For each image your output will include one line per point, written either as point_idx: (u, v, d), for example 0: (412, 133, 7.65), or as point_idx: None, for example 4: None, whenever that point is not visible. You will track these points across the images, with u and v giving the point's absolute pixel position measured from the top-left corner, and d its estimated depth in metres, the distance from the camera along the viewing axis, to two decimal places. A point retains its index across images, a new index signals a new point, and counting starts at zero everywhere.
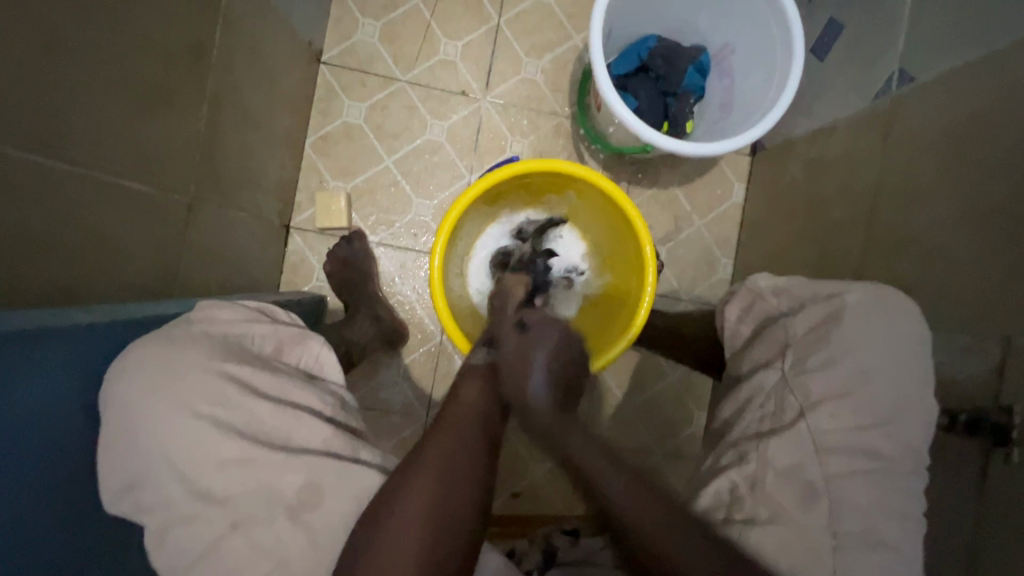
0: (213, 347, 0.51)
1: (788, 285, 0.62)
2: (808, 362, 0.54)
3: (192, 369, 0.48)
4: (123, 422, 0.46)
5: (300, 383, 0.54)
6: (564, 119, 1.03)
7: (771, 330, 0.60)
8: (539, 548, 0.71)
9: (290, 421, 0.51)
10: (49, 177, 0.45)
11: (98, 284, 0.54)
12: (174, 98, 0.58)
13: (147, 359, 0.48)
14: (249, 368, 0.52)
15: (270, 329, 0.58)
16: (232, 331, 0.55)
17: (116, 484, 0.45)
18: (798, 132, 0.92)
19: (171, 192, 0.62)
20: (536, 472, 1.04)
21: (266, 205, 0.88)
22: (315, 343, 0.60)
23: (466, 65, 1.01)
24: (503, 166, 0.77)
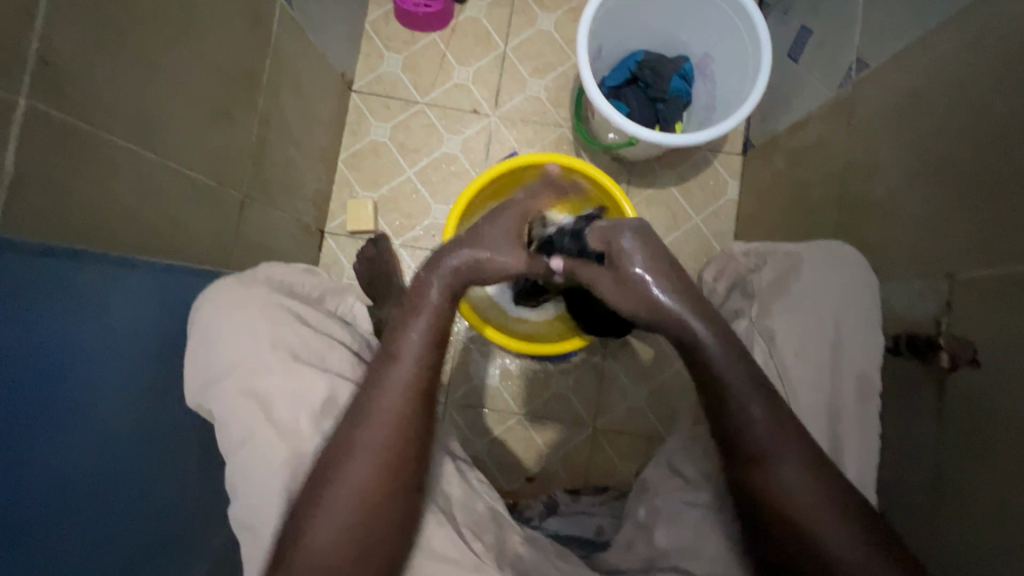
0: (270, 286, 0.65)
1: (757, 247, 0.72)
2: (774, 311, 0.63)
3: (256, 298, 0.61)
4: (204, 328, 0.59)
5: (337, 322, 0.67)
6: (566, 129, 1.14)
7: (742, 286, 0.69)
8: (541, 501, 0.84)
9: (327, 345, 0.62)
10: (139, 162, 0.58)
11: (175, 252, 0.66)
12: (232, 110, 0.72)
13: (213, 297, 0.60)
14: (299, 302, 0.65)
15: (317, 282, 0.73)
16: (287, 278, 0.70)
17: (195, 380, 0.58)
18: (780, 127, 1.00)
19: (228, 187, 0.75)
20: (549, 456, 1.09)
21: (305, 210, 1.02)
22: (349, 297, 0.75)
23: (477, 87, 1.15)
24: (495, 163, 0.87)
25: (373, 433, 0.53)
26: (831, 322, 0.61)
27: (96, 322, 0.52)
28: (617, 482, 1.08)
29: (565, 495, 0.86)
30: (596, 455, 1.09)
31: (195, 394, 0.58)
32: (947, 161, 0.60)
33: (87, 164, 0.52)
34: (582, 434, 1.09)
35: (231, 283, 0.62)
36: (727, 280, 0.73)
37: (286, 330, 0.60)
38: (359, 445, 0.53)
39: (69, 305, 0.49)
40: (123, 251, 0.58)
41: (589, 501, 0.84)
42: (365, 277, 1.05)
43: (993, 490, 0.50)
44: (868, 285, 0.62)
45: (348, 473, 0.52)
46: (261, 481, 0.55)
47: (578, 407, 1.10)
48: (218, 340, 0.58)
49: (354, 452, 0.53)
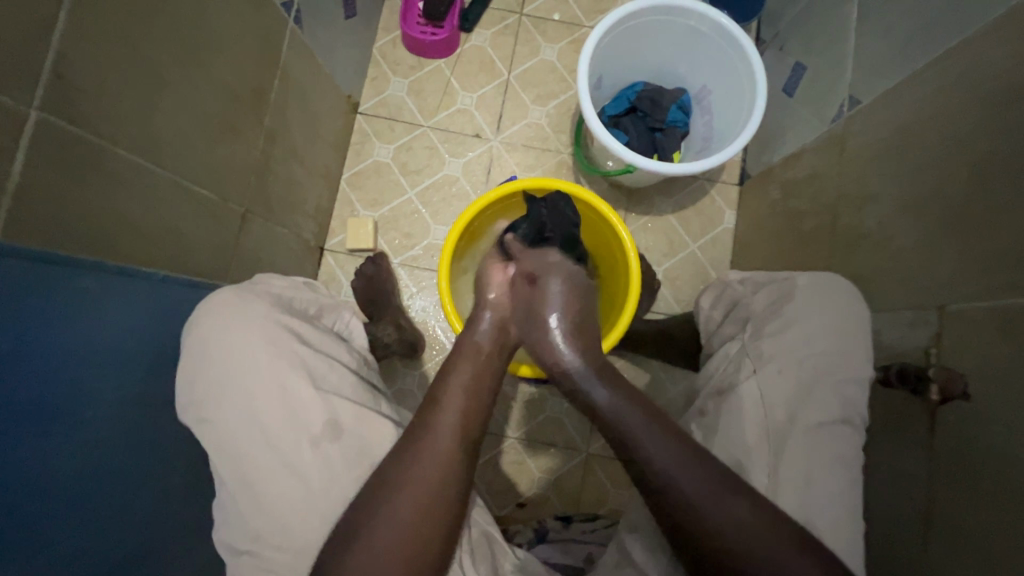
0: (271, 303, 0.65)
1: (750, 275, 0.75)
2: (763, 330, 0.65)
3: (257, 317, 0.61)
4: (201, 349, 0.58)
5: (335, 341, 0.67)
6: (565, 156, 1.17)
7: (737, 310, 0.72)
8: (532, 528, 0.83)
9: (325, 366, 0.62)
10: (145, 174, 0.59)
11: (170, 262, 0.66)
12: (238, 127, 0.74)
13: (216, 313, 0.60)
14: (296, 319, 0.64)
15: (314, 297, 0.73)
16: (287, 293, 0.69)
17: (189, 399, 0.58)
18: (775, 159, 1.02)
19: (230, 202, 0.77)
20: (541, 481, 1.07)
21: (305, 227, 1.03)
22: (345, 314, 0.76)
23: (480, 112, 1.18)
24: (454, 223, 0.88)
25: (419, 479, 0.54)
26: (825, 349, 0.61)
27: (80, 331, 0.51)
28: (609, 509, 1.06)
29: (556, 522, 0.85)
30: (588, 480, 1.07)
31: (187, 412, 0.58)
32: (937, 195, 0.61)
33: (93, 173, 0.53)
34: (575, 460, 1.08)
35: (238, 301, 0.62)
36: (725, 305, 0.76)
37: (292, 350, 0.60)
38: (402, 490, 0.53)
39: (53, 314, 0.48)
40: (114, 259, 0.57)
41: (581, 526, 0.83)
42: (361, 294, 1.06)
43: (985, 523, 0.49)
44: (855, 313, 0.63)
45: (385, 522, 0.51)
46: (258, 504, 0.55)
47: (572, 431, 1.09)
48: (221, 358, 0.58)
49: (403, 494, 0.53)
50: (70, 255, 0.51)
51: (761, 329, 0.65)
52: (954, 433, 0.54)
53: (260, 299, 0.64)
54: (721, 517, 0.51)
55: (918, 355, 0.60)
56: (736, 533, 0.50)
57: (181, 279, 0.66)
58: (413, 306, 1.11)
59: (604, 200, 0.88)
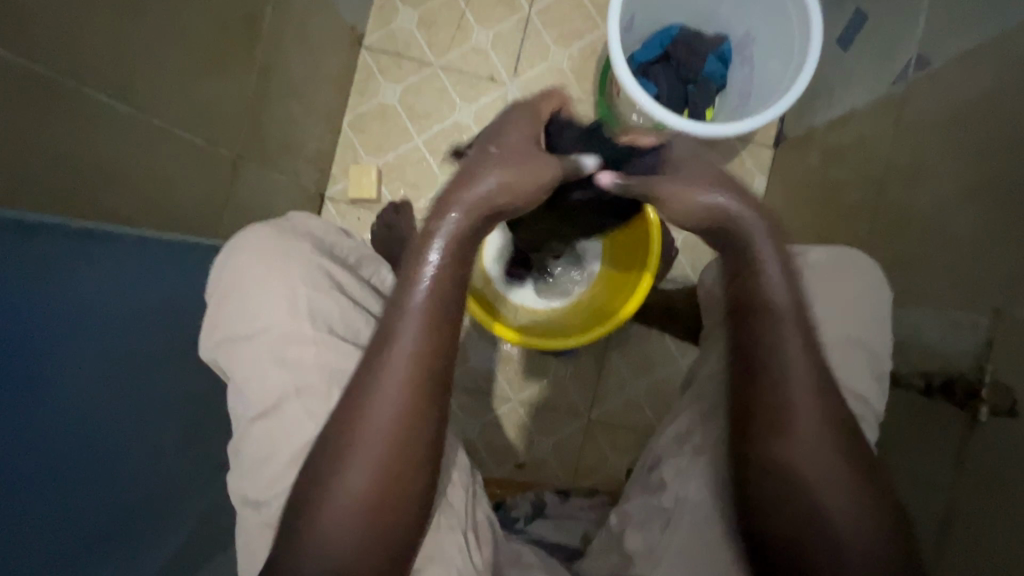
0: (312, 246, 0.59)
1: None
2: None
3: (297, 256, 0.56)
4: (234, 284, 0.55)
5: (371, 293, 0.62)
6: (586, 105, 1.07)
7: None
8: (529, 503, 0.82)
9: (361, 319, 0.57)
10: (118, 118, 0.53)
11: (148, 216, 0.60)
12: (227, 62, 0.66)
13: (257, 244, 0.56)
14: (337, 267, 0.59)
15: (355, 247, 0.67)
16: (326, 238, 0.64)
17: (220, 335, 0.54)
18: (819, 122, 0.93)
19: (220, 147, 0.70)
20: (541, 444, 1.06)
21: (304, 172, 0.96)
22: (383, 269, 0.69)
23: (496, 51, 1.07)
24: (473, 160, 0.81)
25: (383, 398, 0.47)
26: (841, 339, 0.55)
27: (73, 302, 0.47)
28: (607, 474, 1.06)
29: (554, 496, 0.85)
30: (588, 446, 1.06)
31: (212, 349, 0.55)
32: (1004, 180, 0.54)
33: (57, 115, 0.47)
34: (577, 425, 1.07)
35: (277, 235, 0.58)
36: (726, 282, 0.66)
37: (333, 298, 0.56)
38: (366, 407, 0.47)
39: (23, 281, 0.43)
40: (82, 218, 0.51)
41: (578, 502, 0.83)
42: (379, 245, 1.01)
43: (1013, 547, 0.46)
44: (876, 280, 0.57)
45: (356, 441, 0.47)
46: (262, 464, 0.51)
47: (574, 397, 1.07)
48: (257, 292, 0.54)
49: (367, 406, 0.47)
50: (53, 223, 0.45)
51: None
52: (995, 448, 0.49)
53: (299, 238, 0.59)
54: (785, 454, 0.49)
55: (962, 359, 0.55)
56: (805, 467, 0.48)
57: (170, 240, 0.61)
58: None
59: None
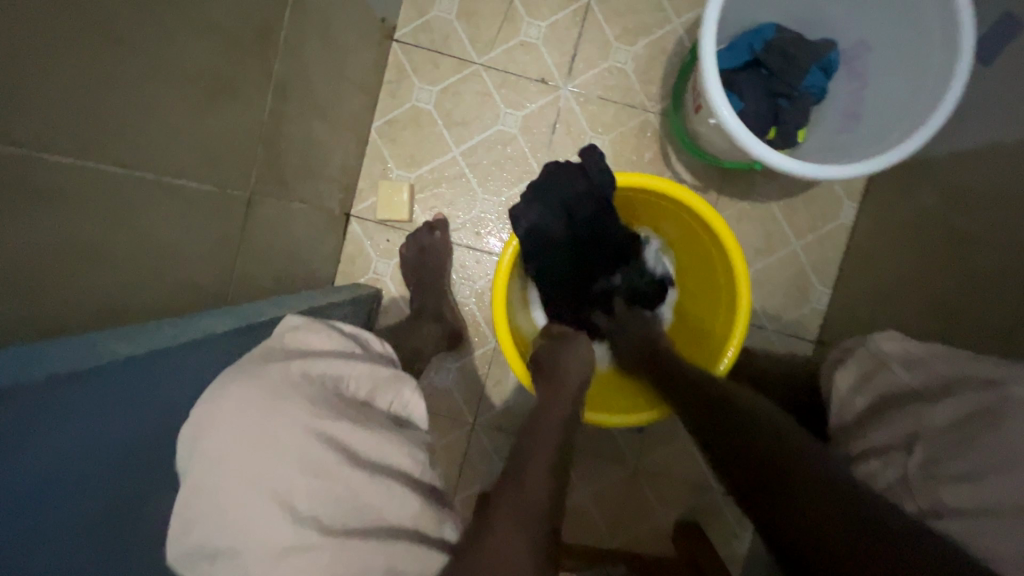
0: (310, 399, 0.44)
1: (925, 357, 0.51)
2: (943, 467, 0.43)
3: (288, 429, 0.41)
4: (203, 479, 0.39)
5: (395, 443, 0.47)
6: (651, 115, 0.92)
7: (900, 416, 0.49)
8: None
9: (383, 498, 0.44)
10: (104, 181, 0.42)
11: (140, 299, 0.48)
12: (234, 89, 0.54)
13: (235, 402, 0.41)
14: (345, 428, 0.44)
15: (366, 371, 0.51)
16: (328, 370, 0.49)
17: (186, 548, 0.39)
18: (937, 150, 0.78)
19: (228, 188, 0.59)
20: (583, 494, 0.97)
21: (327, 192, 0.84)
22: (405, 389, 0.53)
23: (548, 49, 0.92)
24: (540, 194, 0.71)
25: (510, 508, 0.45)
26: None
27: (60, 476, 0.34)
28: (654, 527, 0.97)
29: None
30: (635, 497, 0.97)
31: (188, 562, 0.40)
32: None
33: (26, 199, 0.36)
34: (623, 474, 0.97)
35: (264, 394, 0.42)
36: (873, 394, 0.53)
37: (339, 480, 0.42)
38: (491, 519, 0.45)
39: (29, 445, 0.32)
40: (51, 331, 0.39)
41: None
42: (412, 272, 0.90)
43: None
44: None
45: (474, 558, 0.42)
46: None
47: (621, 443, 0.97)
48: (236, 484, 0.39)
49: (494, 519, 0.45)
50: (66, 366, 0.34)
51: (945, 460, 0.43)
52: None
53: (293, 392, 0.44)
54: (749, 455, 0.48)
55: None
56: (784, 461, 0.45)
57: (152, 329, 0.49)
58: (457, 291, 0.94)
59: (708, 205, 0.68)
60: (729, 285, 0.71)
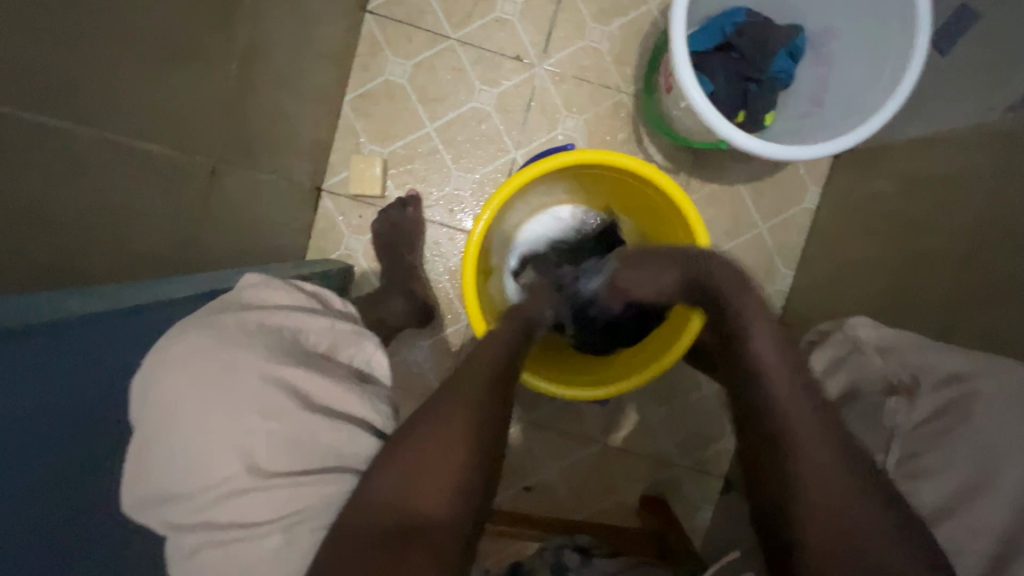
0: (266, 348, 0.48)
1: (895, 343, 0.56)
2: (920, 461, 0.49)
3: (246, 372, 0.46)
4: (166, 418, 0.43)
5: (354, 390, 0.51)
6: (625, 96, 0.92)
7: (874, 408, 0.55)
8: (549, 564, 0.76)
9: (338, 434, 0.49)
10: (54, 138, 0.41)
11: (107, 256, 0.48)
12: (197, 52, 0.52)
13: (207, 338, 0.46)
14: (303, 373, 0.49)
15: (328, 327, 0.54)
16: (288, 324, 0.52)
17: (145, 488, 0.42)
18: (896, 137, 0.80)
19: (191, 154, 0.57)
20: (552, 468, 1.00)
21: (297, 165, 0.82)
22: (368, 345, 0.57)
23: (524, 26, 0.91)
24: (517, 172, 0.70)
25: (437, 421, 0.48)
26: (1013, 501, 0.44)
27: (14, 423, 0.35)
28: (620, 501, 1.00)
29: (575, 554, 0.78)
30: (603, 472, 1.00)
31: (143, 505, 0.42)
32: None
33: None
34: (591, 449, 1.00)
35: (214, 340, 0.46)
36: (846, 377, 0.58)
37: (292, 420, 0.46)
38: (417, 431, 0.48)
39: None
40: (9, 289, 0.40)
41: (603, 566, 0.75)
42: (384, 246, 0.90)
43: None
44: None
45: (397, 464, 0.46)
46: None
47: (590, 420, 1.00)
48: (194, 422, 0.43)
49: (420, 430, 0.48)
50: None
51: (922, 454, 0.49)
52: None
53: (244, 341, 0.47)
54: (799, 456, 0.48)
55: None
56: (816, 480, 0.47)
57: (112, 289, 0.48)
58: (428, 269, 0.94)
59: (673, 182, 0.70)
60: None
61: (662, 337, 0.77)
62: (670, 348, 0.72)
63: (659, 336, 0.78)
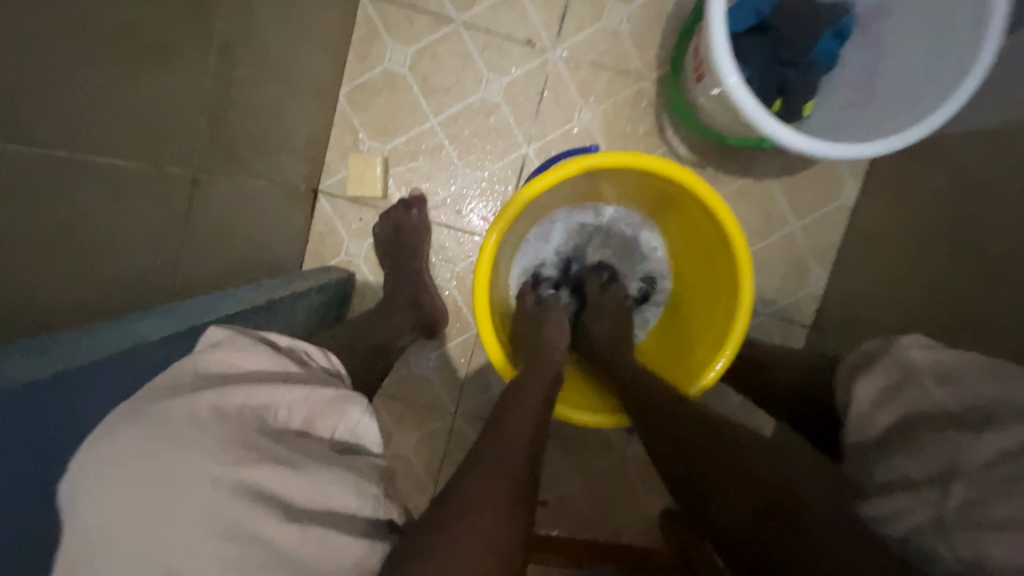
0: (216, 438, 0.37)
1: (961, 372, 0.48)
2: (990, 510, 0.40)
3: (189, 481, 0.34)
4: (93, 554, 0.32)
5: (337, 477, 0.42)
6: (647, 84, 0.84)
7: (934, 441, 0.45)
8: None
9: (321, 545, 0.38)
10: (9, 163, 0.34)
11: (69, 298, 0.41)
12: (162, 48, 0.45)
13: (133, 438, 0.35)
14: (271, 467, 0.38)
15: (302, 395, 0.45)
16: (250, 399, 0.41)
17: None
18: (951, 128, 0.72)
19: (167, 164, 0.51)
20: (568, 483, 0.95)
21: (290, 167, 0.75)
22: (354, 411, 0.48)
23: (536, 7, 0.83)
24: (536, 177, 0.63)
25: (482, 484, 0.43)
26: None
27: None
28: (640, 516, 0.95)
29: None
30: (622, 485, 0.95)
31: None
32: None
33: None
34: (609, 462, 0.94)
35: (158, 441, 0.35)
36: (897, 407, 0.50)
37: (263, 536, 0.35)
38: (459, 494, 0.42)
39: None
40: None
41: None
42: (387, 252, 0.84)
43: None
44: None
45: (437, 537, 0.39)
46: None
47: (608, 432, 0.94)
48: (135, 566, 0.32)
49: (464, 495, 0.42)
50: None
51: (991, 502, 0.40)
52: None
53: (193, 432, 0.36)
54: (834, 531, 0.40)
55: None
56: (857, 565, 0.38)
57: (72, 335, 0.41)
58: (435, 275, 0.88)
59: (700, 180, 0.63)
60: (729, 279, 0.67)
61: (693, 349, 0.71)
62: (704, 365, 0.67)
63: (688, 348, 0.73)
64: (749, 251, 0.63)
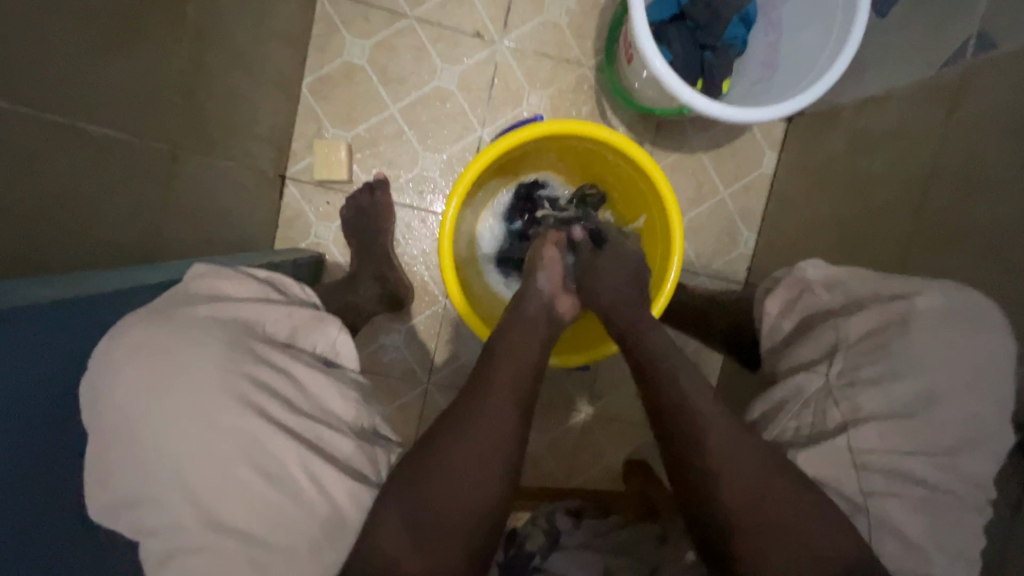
0: (222, 338, 0.45)
1: (842, 279, 0.57)
2: (876, 385, 0.49)
3: (201, 368, 0.42)
4: (117, 426, 0.39)
5: (326, 378, 0.51)
6: (586, 70, 0.93)
7: (821, 329, 0.54)
8: (542, 530, 0.75)
9: (317, 431, 0.47)
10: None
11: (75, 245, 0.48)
12: (146, 29, 0.50)
13: (149, 337, 0.42)
14: (267, 367, 0.46)
15: (286, 316, 0.54)
16: (244, 314, 0.50)
17: (108, 499, 0.39)
18: (844, 98, 0.84)
19: (148, 137, 0.55)
20: (537, 441, 1.01)
21: (258, 151, 0.80)
22: (332, 329, 0.56)
23: (483, 2, 0.91)
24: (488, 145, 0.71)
25: (485, 418, 0.52)
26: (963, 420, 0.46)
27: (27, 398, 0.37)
28: (604, 467, 1.03)
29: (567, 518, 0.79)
30: (586, 439, 1.02)
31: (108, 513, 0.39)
32: None
33: None
34: (574, 420, 1.02)
35: (168, 336, 0.43)
36: (806, 317, 0.59)
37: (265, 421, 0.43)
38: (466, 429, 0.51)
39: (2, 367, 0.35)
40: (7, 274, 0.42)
41: (595, 526, 0.75)
42: (354, 231, 0.89)
43: None
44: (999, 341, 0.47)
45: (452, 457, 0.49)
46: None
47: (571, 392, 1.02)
48: (162, 432, 0.39)
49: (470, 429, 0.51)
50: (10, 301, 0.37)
51: (862, 367, 0.49)
52: None
53: (200, 335, 0.44)
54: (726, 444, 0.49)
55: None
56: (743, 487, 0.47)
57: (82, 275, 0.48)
58: (401, 252, 0.94)
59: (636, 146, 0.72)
60: (665, 234, 0.75)
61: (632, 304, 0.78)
62: (646, 310, 0.74)
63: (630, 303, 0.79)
64: (679, 207, 0.72)
